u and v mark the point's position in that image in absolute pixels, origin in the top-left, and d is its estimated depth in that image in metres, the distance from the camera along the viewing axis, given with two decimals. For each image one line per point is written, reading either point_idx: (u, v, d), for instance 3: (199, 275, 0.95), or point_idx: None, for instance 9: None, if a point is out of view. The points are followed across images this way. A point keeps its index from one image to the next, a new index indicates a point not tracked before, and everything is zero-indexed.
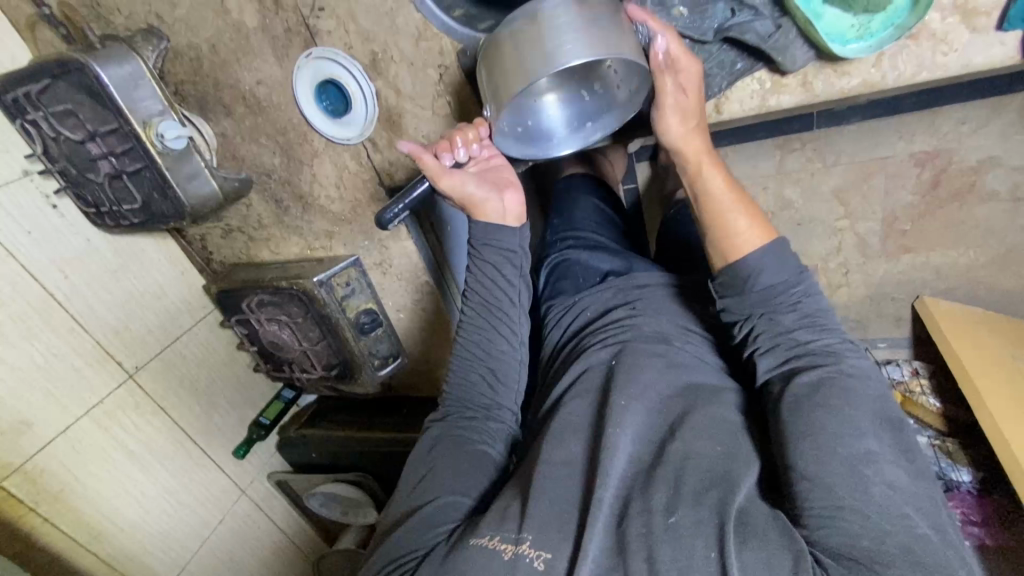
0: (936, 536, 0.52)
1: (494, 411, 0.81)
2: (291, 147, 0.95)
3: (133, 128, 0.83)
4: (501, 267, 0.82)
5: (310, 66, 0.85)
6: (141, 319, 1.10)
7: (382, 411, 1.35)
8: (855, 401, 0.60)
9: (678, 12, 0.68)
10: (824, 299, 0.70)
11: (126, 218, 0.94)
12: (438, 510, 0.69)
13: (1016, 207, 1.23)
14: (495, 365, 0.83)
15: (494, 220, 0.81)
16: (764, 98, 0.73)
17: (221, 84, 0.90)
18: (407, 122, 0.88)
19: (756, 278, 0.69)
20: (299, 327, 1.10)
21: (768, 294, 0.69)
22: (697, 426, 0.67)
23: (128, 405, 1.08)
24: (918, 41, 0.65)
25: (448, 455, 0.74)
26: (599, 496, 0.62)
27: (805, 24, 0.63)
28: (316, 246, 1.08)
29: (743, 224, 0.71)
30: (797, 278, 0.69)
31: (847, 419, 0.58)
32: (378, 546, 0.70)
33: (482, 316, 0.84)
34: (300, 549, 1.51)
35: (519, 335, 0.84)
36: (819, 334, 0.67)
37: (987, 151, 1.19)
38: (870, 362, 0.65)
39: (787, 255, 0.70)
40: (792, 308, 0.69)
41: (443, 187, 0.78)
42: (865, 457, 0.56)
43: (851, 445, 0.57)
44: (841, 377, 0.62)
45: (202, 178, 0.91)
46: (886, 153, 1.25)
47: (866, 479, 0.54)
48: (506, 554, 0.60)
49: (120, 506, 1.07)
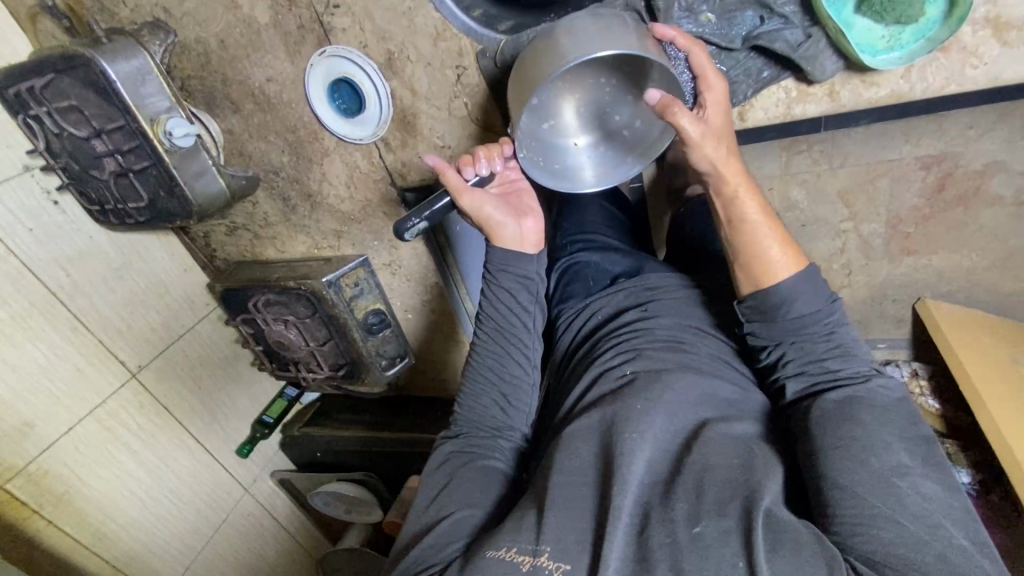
0: (974, 548, 0.54)
1: (506, 429, 0.81)
2: (300, 145, 0.93)
3: (141, 125, 0.80)
4: (518, 293, 0.81)
5: (324, 64, 0.82)
6: (145, 317, 1.09)
7: (387, 409, 1.34)
8: (885, 418, 0.61)
9: (704, 18, 0.67)
10: (852, 328, 0.71)
11: (131, 216, 0.92)
12: (451, 526, 0.68)
13: (1020, 212, 1.23)
14: (507, 389, 0.82)
15: (512, 248, 0.81)
16: (789, 106, 0.72)
17: (229, 80, 0.88)
18: (423, 122, 0.86)
19: (789, 306, 0.69)
20: (306, 328, 1.08)
21: (803, 319, 0.69)
22: (709, 441, 0.66)
23: (132, 404, 1.07)
24: (948, 53, 0.64)
25: (459, 474, 0.74)
26: (617, 505, 0.61)
27: (836, 33, 0.62)
28: (324, 246, 1.07)
29: (774, 248, 0.70)
30: (830, 307, 0.69)
31: (870, 434, 0.59)
32: (395, 564, 0.69)
33: (497, 340, 0.83)
34: (303, 547, 1.50)
35: (533, 360, 0.84)
36: (849, 361, 0.67)
37: (993, 155, 1.18)
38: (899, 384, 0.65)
39: (820, 284, 0.69)
40: (824, 336, 0.69)
41: (463, 205, 0.77)
42: (897, 470, 0.57)
43: (884, 457, 0.58)
44: (871, 397, 0.63)
45: (209, 176, 0.89)
46: (893, 156, 1.24)
47: (900, 491, 0.56)
48: (523, 565, 0.59)
49: (124, 506, 1.05)
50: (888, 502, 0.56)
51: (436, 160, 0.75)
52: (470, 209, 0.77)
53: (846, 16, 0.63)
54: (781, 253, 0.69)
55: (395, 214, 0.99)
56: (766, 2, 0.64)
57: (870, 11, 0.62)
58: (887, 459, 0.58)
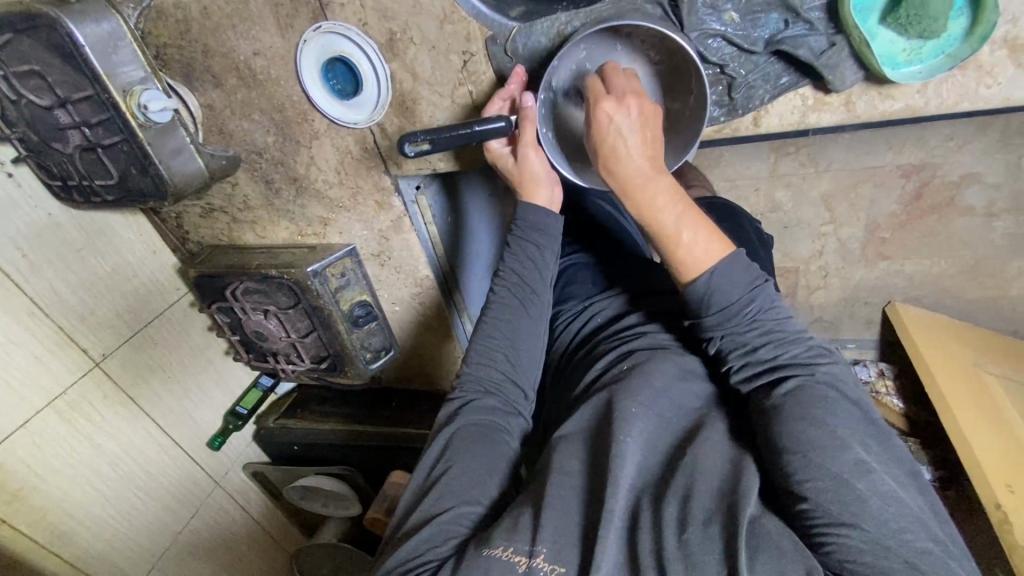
0: (937, 548, 0.51)
1: (509, 390, 0.76)
2: (287, 125, 0.87)
3: (112, 96, 0.73)
4: (541, 245, 0.79)
5: (318, 40, 0.77)
6: (108, 302, 1.01)
7: (367, 403, 1.30)
8: (835, 410, 0.57)
9: (729, 17, 0.64)
10: (785, 310, 0.67)
11: (98, 194, 0.85)
12: (446, 524, 0.63)
13: (988, 222, 1.27)
14: (518, 344, 0.78)
15: (540, 207, 0.78)
16: (805, 114, 0.70)
17: (211, 51, 0.82)
18: (422, 109, 0.81)
19: (709, 298, 0.65)
20: (287, 318, 1.03)
21: (731, 313, 0.65)
22: (708, 440, 0.63)
23: (92, 393, 1.00)
24: (965, 71, 0.63)
25: (465, 450, 0.68)
26: (610, 507, 0.59)
27: (861, 45, 0.61)
28: (309, 232, 1.02)
29: (696, 244, 0.65)
30: (751, 293, 0.65)
31: (824, 433, 0.56)
32: (389, 556, 0.64)
33: (514, 295, 0.79)
34: (276, 541, 1.45)
35: (543, 314, 0.80)
36: (781, 347, 0.64)
37: (970, 167, 1.21)
38: (840, 369, 0.62)
39: (743, 268, 0.66)
40: (749, 326, 0.65)
41: (526, 151, 0.75)
42: (854, 470, 0.53)
43: (838, 459, 0.54)
44: (809, 390, 0.59)
45: (185, 154, 0.82)
46: (875, 163, 1.25)
47: (859, 493, 0.52)
48: (520, 566, 0.58)
49: (83, 503, 0.99)
50: (853, 507, 0.52)
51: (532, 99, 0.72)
52: (532, 157, 0.76)
53: (870, 26, 0.62)
54: (704, 241, 0.65)
55: (387, 203, 0.95)
56: (792, 5, 0.62)
57: (895, 24, 0.60)
58: (831, 464, 0.54)
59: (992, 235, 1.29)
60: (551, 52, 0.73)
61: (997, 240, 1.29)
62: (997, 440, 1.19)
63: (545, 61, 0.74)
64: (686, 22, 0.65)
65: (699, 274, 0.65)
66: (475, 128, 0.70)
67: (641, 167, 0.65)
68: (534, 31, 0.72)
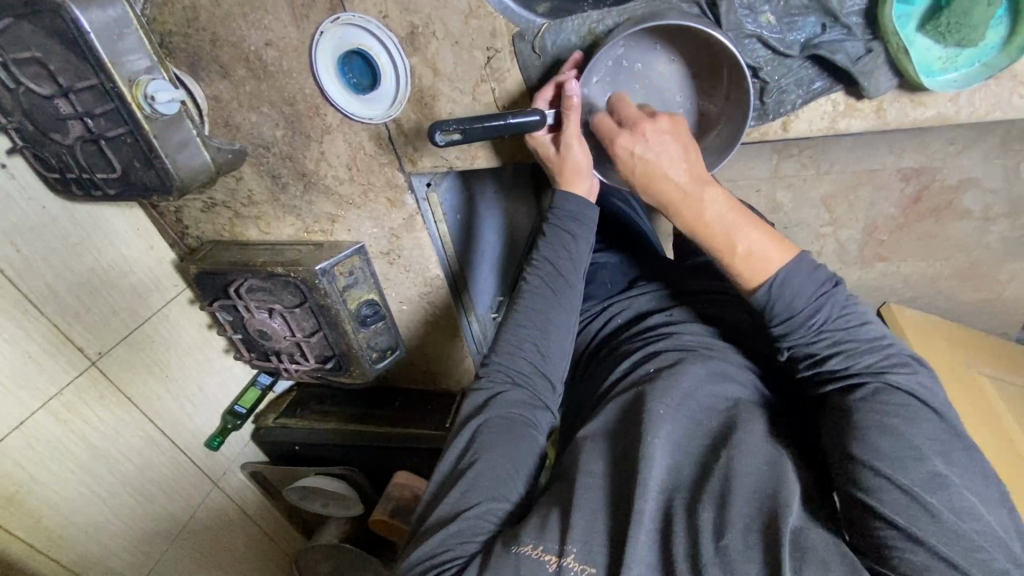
0: (1009, 565, 0.51)
1: (538, 383, 0.74)
2: (298, 119, 0.84)
3: (118, 87, 0.69)
4: (575, 234, 0.76)
5: (335, 32, 0.74)
6: (106, 298, 0.97)
7: (371, 402, 1.28)
8: (915, 421, 0.56)
9: (765, 19, 0.64)
10: (857, 313, 0.64)
11: (99, 188, 0.81)
12: (474, 520, 0.63)
13: (984, 225, 1.29)
14: (549, 335, 0.75)
15: (581, 198, 0.76)
16: (834, 120, 0.70)
17: (219, 41, 0.78)
18: (442, 105, 0.79)
19: (772, 307, 0.64)
20: (293, 317, 1.00)
21: (797, 323, 0.63)
22: (743, 442, 0.62)
23: (89, 394, 0.96)
24: (1000, 81, 0.64)
25: (493, 445, 0.67)
26: (640, 508, 0.59)
27: (899, 51, 0.61)
28: (315, 229, 0.99)
29: (761, 250, 0.64)
30: (818, 301, 0.63)
31: (902, 444, 0.55)
32: (415, 546, 0.65)
33: (547, 284, 0.76)
34: (274, 541, 1.43)
35: (575, 305, 0.77)
36: (851, 356, 0.62)
37: (968, 171, 1.22)
38: (916, 375, 0.60)
39: (808, 275, 0.63)
40: (818, 335, 0.63)
41: (570, 143, 0.72)
42: (930, 484, 0.53)
43: (914, 472, 0.53)
44: (885, 398, 0.58)
45: (192, 147, 0.79)
46: (877, 165, 1.26)
47: (932, 508, 0.52)
48: (550, 565, 0.58)
49: (80, 505, 0.96)
50: (918, 522, 0.52)
51: (576, 88, 0.69)
52: (575, 148, 0.72)
53: (909, 33, 0.62)
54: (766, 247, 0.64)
55: (400, 200, 0.92)
56: (831, 9, 0.62)
57: (933, 32, 0.61)
58: (904, 476, 0.53)
59: (988, 238, 1.31)
60: (581, 51, 0.72)
61: (992, 243, 1.31)
62: (994, 442, 1.21)
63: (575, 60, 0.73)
64: (723, 21, 0.64)
65: (764, 282, 0.64)
66: (509, 121, 0.68)
67: (681, 182, 0.66)
68: (564, 29, 0.71)
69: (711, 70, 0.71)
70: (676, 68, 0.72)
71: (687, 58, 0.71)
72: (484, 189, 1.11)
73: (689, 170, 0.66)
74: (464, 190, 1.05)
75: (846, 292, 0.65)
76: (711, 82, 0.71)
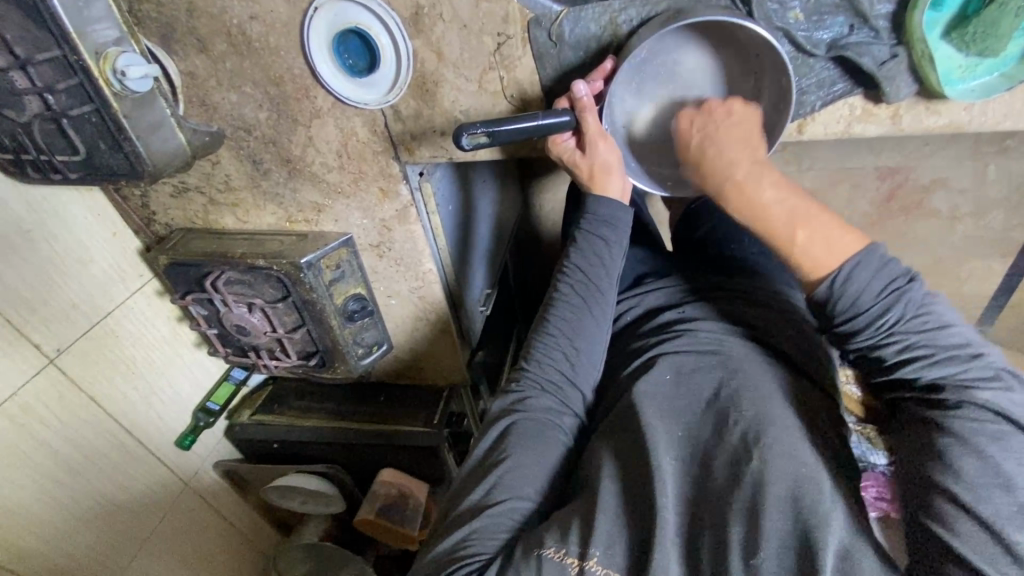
0: None
1: (568, 392, 0.75)
2: (284, 101, 0.78)
3: (83, 58, 0.61)
4: (609, 243, 0.78)
5: (331, 8, 0.69)
6: (64, 290, 0.89)
7: (353, 397, 1.23)
8: (1006, 443, 0.53)
9: (793, 14, 0.62)
10: (938, 315, 0.60)
11: (59, 172, 0.73)
12: (498, 517, 0.63)
13: (949, 225, 1.31)
14: (581, 343, 0.76)
15: (614, 202, 0.76)
16: (850, 125, 0.69)
17: (197, 11, 0.71)
18: (445, 92, 0.75)
19: (836, 304, 0.62)
20: (274, 312, 0.95)
21: (863, 322, 0.62)
22: (779, 444, 0.61)
23: (50, 395, 0.89)
24: (1014, 92, 0.64)
25: (524, 447, 0.68)
26: (665, 515, 0.59)
27: (924, 58, 0.61)
28: (298, 219, 0.93)
29: (815, 244, 0.63)
30: (884, 303, 0.61)
31: (995, 466, 0.52)
32: (438, 539, 0.65)
33: (577, 292, 0.78)
34: (251, 543, 1.37)
35: (607, 312, 0.78)
36: (927, 364, 0.59)
37: (940, 173, 1.24)
38: (1006, 398, 0.55)
39: (872, 272, 0.61)
40: (886, 338, 0.61)
41: (595, 142, 0.71)
42: (1016, 515, 0.50)
43: (1001, 500, 0.51)
44: (966, 418, 0.55)
45: (166, 129, 0.72)
46: (855, 164, 1.27)
47: (1019, 545, 0.49)
48: (572, 568, 0.58)
49: (37, 512, 0.89)
50: (991, 557, 0.49)
51: (585, 88, 0.68)
52: (601, 148, 0.72)
53: (934, 40, 0.62)
54: (821, 244, 0.63)
55: (393, 191, 0.87)
56: (861, 11, 0.61)
57: (958, 38, 0.61)
58: (985, 508, 0.51)
59: (953, 237, 1.33)
60: (600, 42, 0.70)
61: (957, 242, 1.34)
62: None
63: (593, 51, 0.70)
64: (754, 10, 0.62)
65: (826, 276, 0.63)
66: (539, 122, 0.67)
67: (736, 163, 0.66)
68: (583, 17, 0.68)
69: (743, 56, 0.69)
70: (711, 67, 0.72)
71: (719, 52, 0.70)
72: (479, 180, 1.09)
73: (740, 151, 0.67)
74: (461, 180, 1.03)
75: (924, 290, 0.61)
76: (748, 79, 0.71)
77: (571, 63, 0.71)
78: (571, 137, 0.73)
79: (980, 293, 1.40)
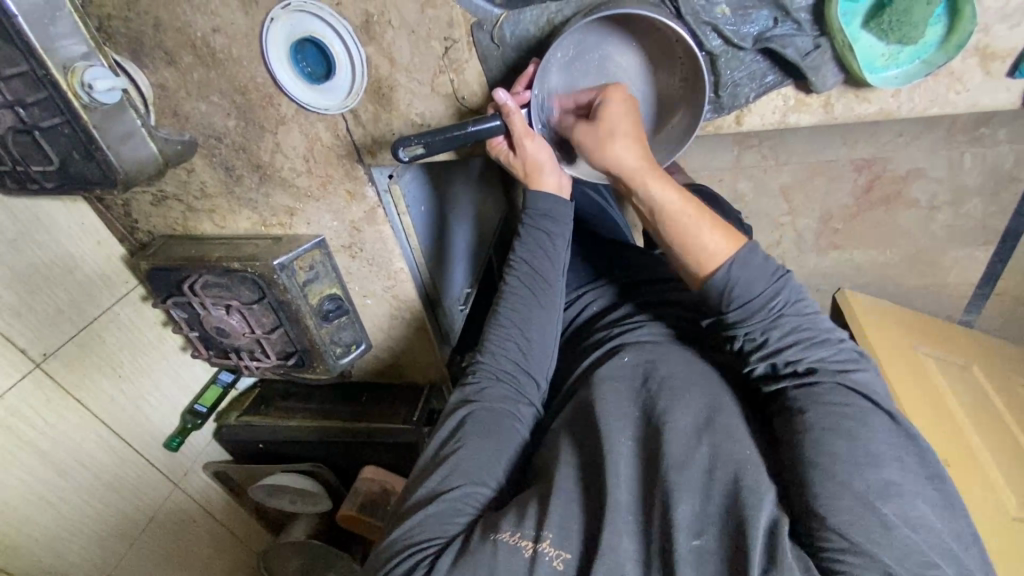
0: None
1: (524, 381, 0.78)
2: (250, 109, 0.81)
3: (50, 73, 0.65)
4: (553, 237, 0.81)
5: (287, 19, 0.72)
6: (48, 297, 0.93)
7: (336, 397, 1.26)
8: (868, 419, 0.59)
9: (720, 10, 0.66)
10: (808, 306, 0.68)
11: (36, 182, 0.76)
12: (454, 502, 0.65)
13: (928, 214, 1.32)
14: (533, 333, 0.80)
15: (550, 195, 0.79)
16: (785, 115, 0.73)
17: (163, 26, 0.75)
18: (400, 96, 0.78)
19: (731, 291, 0.66)
20: (251, 313, 0.97)
21: (753, 309, 0.66)
22: (726, 429, 0.64)
23: (36, 397, 0.92)
24: (938, 78, 0.66)
25: (478, 434, 0.71)
26: (615, 497, 0.61)
27: (844, 48, 0.64)
28: (272, 223, 0.96)
29: (706, 234, 0.68)
30: (770, 292, 0.66)
31: (878, 446, 0.57)
32: (395, 527, 0.67)
33: (526, 284, 0.81)
34: (240, 542, 1.40)
35: (557, 303, 0.82)
36: (806, 351, 0.65)
37: (916, 163, 1.25)
38: (866, 380, 0.63)
39: (760, 262, 0.67)
40: (773, 324, 0.66)
41: (522, 141, 0.74)
42: (883, 491, 0.55)
43: (871, 475, 0.56)
44: (840, 398, 0.61)
45: (137, 139, 0.76)
46: (830, 157, 1.28)
47: (885, 517, 0.53)
48: (526, 552, 0.60)
49: (26, 513, 0.92)
50: (869, 534, 0.53)
51: (506, 95, 0.71)
52: (529, 147, 0.75)
53: (854, 30, 0.65)
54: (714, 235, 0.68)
55: (359, 192, 0.91)
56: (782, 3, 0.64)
57: (877, 28, 0.64)
58: (860, 481, 0.55)
59: (934, 226, 1.33)
60: (541, 43, 0.73)
61: (938, 231, 1.34)
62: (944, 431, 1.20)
63: (537, 53, 0.73)
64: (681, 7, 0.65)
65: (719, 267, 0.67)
66: (470, 129, 0.72)
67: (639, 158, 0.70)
68: (522, 19, 0.71)
69: (670, 62, 0.72)
70: (636, 60, 0.75)
71: (648, 53, 0.74)
72: (453, 181, 1.12)
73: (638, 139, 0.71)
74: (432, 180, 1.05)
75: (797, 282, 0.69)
76: (672, 90, 0.75)
77: (515, 63, 0.75)
78: (505, 139, 0.76)
79: (963, 282, 1.40)
